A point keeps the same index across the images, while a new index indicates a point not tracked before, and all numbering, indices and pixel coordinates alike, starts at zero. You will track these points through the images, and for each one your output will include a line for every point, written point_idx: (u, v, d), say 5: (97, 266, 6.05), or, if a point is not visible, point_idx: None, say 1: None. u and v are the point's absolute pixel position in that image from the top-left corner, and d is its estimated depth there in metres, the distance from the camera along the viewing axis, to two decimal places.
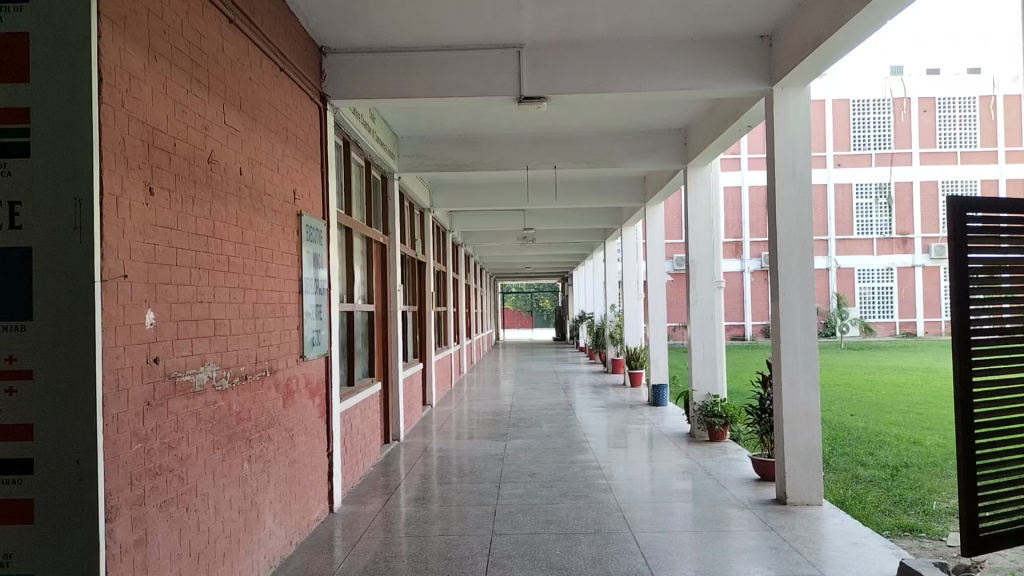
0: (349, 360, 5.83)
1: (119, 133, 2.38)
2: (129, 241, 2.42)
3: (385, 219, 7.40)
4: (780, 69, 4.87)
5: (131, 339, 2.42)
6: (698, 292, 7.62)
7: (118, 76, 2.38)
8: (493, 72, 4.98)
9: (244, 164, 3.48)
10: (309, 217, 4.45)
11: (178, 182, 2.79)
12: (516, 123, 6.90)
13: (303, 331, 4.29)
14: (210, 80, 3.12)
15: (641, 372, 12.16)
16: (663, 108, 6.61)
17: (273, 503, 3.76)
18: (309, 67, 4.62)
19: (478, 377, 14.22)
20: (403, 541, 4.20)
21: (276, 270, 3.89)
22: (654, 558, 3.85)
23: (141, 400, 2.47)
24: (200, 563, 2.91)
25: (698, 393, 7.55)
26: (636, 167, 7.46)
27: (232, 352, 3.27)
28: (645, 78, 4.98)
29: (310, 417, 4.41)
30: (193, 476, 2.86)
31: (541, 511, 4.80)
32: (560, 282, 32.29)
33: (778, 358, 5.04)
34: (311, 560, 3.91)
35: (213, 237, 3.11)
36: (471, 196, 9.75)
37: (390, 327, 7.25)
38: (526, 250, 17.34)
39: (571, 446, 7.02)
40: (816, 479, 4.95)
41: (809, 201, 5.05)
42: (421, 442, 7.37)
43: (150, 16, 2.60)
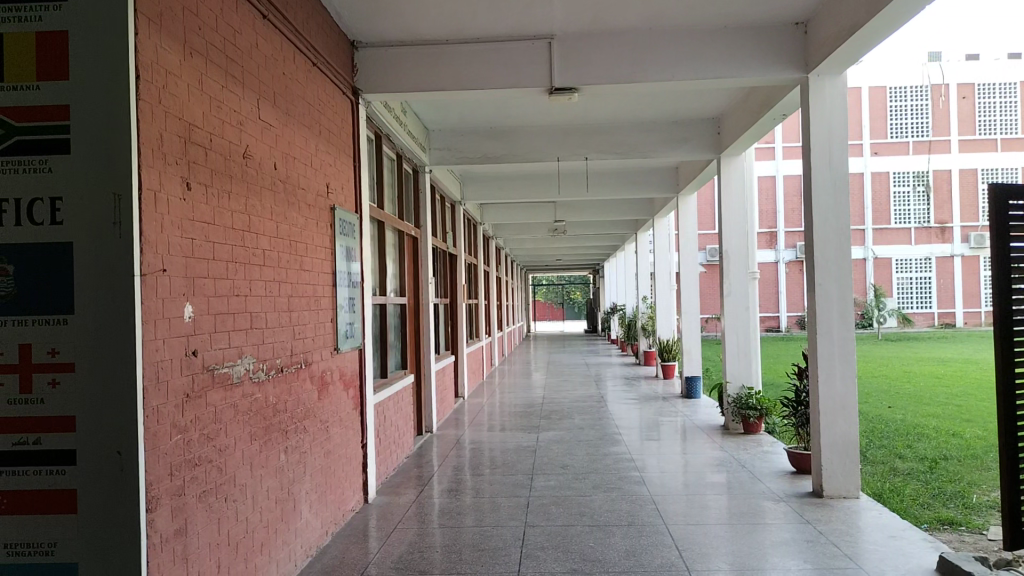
0: (382, 353, 5.86)
1: (156, 129, 2.41)
2: (167, 236, 2.45)
3: (417, 211, 7.42)
4: (816, 57, 4.79)
5: (170, 332, 2.46)
6: (732, 283, 7.53)
7: (155, 73, 2.41)
8: (524, 64, 4.97)
9: (278, 159, 3.51)
10: (342, 211, 4.49)
11: (214, 177, 2.83)
12: (547, 114, 6.88)
13: (337, 323, 4.33)
14: (244, 77, 3.15)
15: (673, 364, 12.10)
16: (696, 97, 6.55)
17: (309, 494, 3.80)
18: (341, 62, 4.65)
19: (511, 369, 14.25)
20: (437, 532, 4.23)
21: (311, 263, 3.92)
22: (689, 550, 3.84)
23: (181, 391, 2.52)
24: (239, 552, 2.95)
25: (732, 385, 7.48)
26: (668, 158, 7.40)
27: (268, 345, 3.31)
28: (677, 68, 4.94)
29: (345, 409, 4.45)
30: (232, 466, 2.90)
31: (574, 503, 4.80)
32: (592, 274, 32.25)
33: (814, 349, 4.98)
34: (347, 551, 3.95)
35: (249, 232, 3.15)
36: (503, 189, 9.73)
37: (422, 320, 7.28)
38: (558, 242, 17.31)
39: (603, 439, 7.01)
40: (854, 472, 4.89)
41: (847, 190, 4.97)
42: (453, 434, 7.41)
43: (185, 13, 2.63)
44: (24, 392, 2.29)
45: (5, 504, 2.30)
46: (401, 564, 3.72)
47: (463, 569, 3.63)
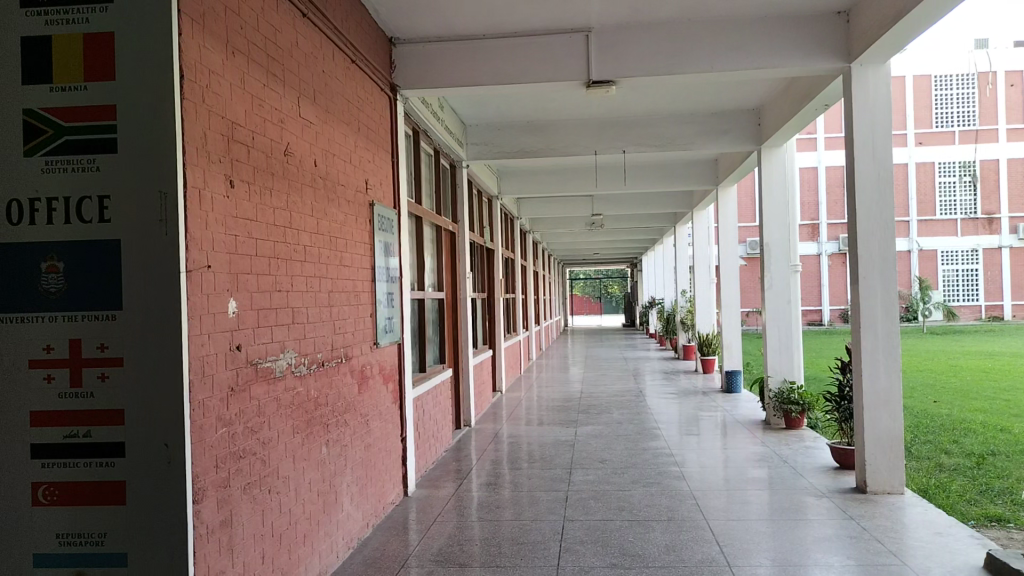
0: (420, 348, 5.90)
1: (200, 128, 2.45)
2: (211, 233, 2.50)
3: (455, 206, 7.43)
4: (859, 46, 4.71)
5: (215, 327, 2.50)
6: (774, 277, 7.42)
7: (198, 72, 2.45)
8: (561, 57, 4.95)
9: (318, 155, 3.55)
10: (381, 206, 4.52)
11: (257, 175, 2.87)
12: (585, 108, 6.85)
13: (376, 318, 4.37)
14: (285, 75, 3.19)
15: (713, 359, 12.00)
16: (735, 88, 6.47)
17: (350, 486, 3.85)
18: (380, 59, 4.69)
19: (549, 364, 14.24)
20: (476, 525, 4.25)
21: (350, 259, 3.96)
22: (729, 546, 3.81)
23: (226, 385, 2.56)
24: (282, 543, 3.00)
25: (774, 379, 7.40)
26: (707, 150, 7.33)
27: (310, 339, 3.36)
28: (716, 59, 4.89)
29: (385, 402, 4.50)
30: (275, 459, 2.95)
31: (613, 497, 4.80)
32: (630, 268, 32.08)
33: (858, 343, 4.91)
34: (387, 543, 3.99)
35: (291, 228, 3.19)
36: (540, 184, 9.72)
37: (460, 315, 7.32)
38: (595, 236, 17.23)
39: (642, 433, 6.98)
40: (898, 467, 4.82)
41: (890, 180, 4.88)
42: (492, 428, 7.44)
43: (227, 13, 2.67)
44: (74, 386, 2.33)
45: (57, 495, 2.35)
46: (441, 557, 3.75)
47: (502, 563, 3.65)
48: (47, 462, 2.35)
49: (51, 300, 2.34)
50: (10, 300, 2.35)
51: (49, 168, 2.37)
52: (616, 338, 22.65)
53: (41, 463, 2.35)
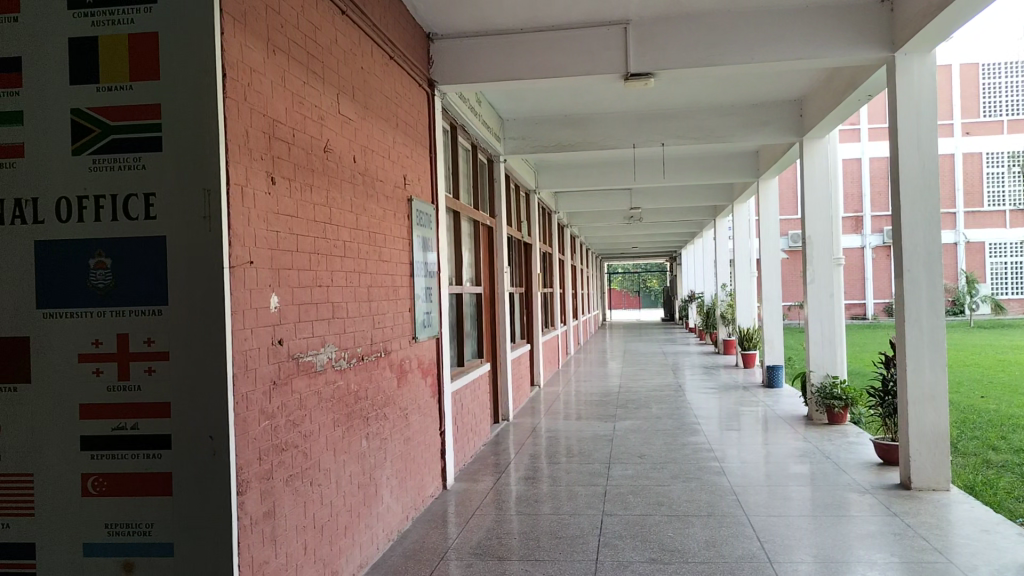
0: (458, 342, 5.93)
1: (242, 126, 2.50)
2: (253, 229, 2.54)
3: (493, 201, 7.43)
4: (904, 35, 4.62)
5: (257, 321, 2.55)
6: (816, 270, 7.32)
7: (240, 70, 2.49)
8: (599, 51, 4.93)
9: (357, 152, 3.58)
10: (419, 202, 4.55)
11: (297, 172, 2.91)
12: (623, 101, 6.82)
13: (415, 313, 4.40)
14: (325, 73, 3.22)
15: (754, 353, 11.88)
16: (776, 79, 6.38)
17: (390, 479, 3.89)
18: (417, 55, 4.70)
19: (586, 358, 14.21)
20: (514, 519, 4.26)
21: (389, 254, 3.99)
22: (770, 542, 3.78)
23: (268, 378, 2.61)
24: (324, 535, 3.05)
25: (816, 374, 7.31)
26: (747, 142, 7.25)
27: (350, 334, 3.40)
28: (756, 50, 4.83)
29: (424, 396, 4.53)
30: (316, 452, 2.99)
31: (652, 492, 4.78)
32: (670, 261, 31.85)
33: (902, 337, 4.83)
34: (427, 535, 4.02)
35: (331, 224, 3.23)
36: (579, 178, 9.69)
37: (498, 310, 7.33)
38: (633, 229, 17.13)
39: (682, 428, 6.94)
40: (944, 463, 4.73)
41: (937, 172, 4.77)
42: (530, 423, 7.45)
43: (269, 12, 2.71)
44: (122, 379, 2.39)
45: (106, 486, 2.40)
46: (481, 550, 3.77)
47: (541, 557, 3.65)
48: (95, 455, 2.40)
49: (100, 295, 2.40)
50: (61, 296, 2.41)
51: (96, 166, 2.42)
52: (646, 338, 19.89)
53: (90, 454, 2.40)
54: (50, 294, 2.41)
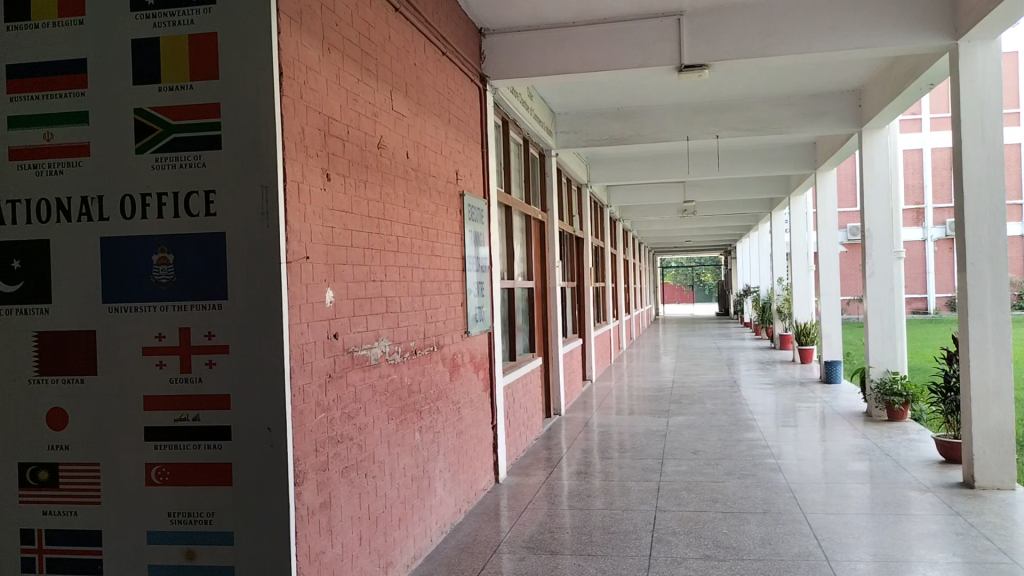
0: (510, 337, 5.95)
1: (299, 123, 2.55)
2: (309, 225, 2.59)
3: (544, 195, 7.41)
4: (968, 21, 4.48)
5: (314, 316, 2.60)
6: (875, 263, 7.15)
7: (296, 69, 2.53)
8: (653, 43, 4.89)
9: (410, 147, 3.61)
10: (471, 197, 4.57)
11: (352, 168, 2.95)
12: (677, 93, 6.75)
13: (467, 308, 4.42)
14: (378, 69, 3.25)
15: (811, 349, 11.67)
16: (834, 69, 6.25)
17: (443, 472, 3.92)
18: (470, 51, 4.73)
19: (638, 353, 14.09)
20: (566, 514, 4.26)
21: (442, 249, 4.02)
22: (827, 540, 3.71)
23: (324, 371, 2.66)
24: (379, 526, 3.09)
25: (875, 369, 7.15)
26: (803, 134, 7.12)
27: (403, 328, 3.43)
28: (813, 40, 4.74)
29: (476, 390, 4.56)
30: (371, 444, 3.03)
31: (706, 488, 4.74)
32: (723, 255, 31.43)
33: (966, 333, 4.69)
34: (479, 528, 4.04)
35: (384, 220, 3.26)
36: (631, 171, 9.62)
37: (550, 304, 7.33)
38: (686, 223, 16.96)
39: (737, 424, 6.86)
40: (1009, 462, 4.59)
41: (1003, 163, 4.63)
42: (582, 417, 7.44)
43: (323, 10, 2.74)
44: (184, 371, 2.45)
45: (169, 476, 2.47)
46: (533, 544, 3.78)
47: (594, 551, 3.65)
48: (159, 445, 2.47)
49: (162, 290, 2.47)
50: (124, 292, 2.49)
51: (158, 165, 2.48)
52: (698, 338, 17.80)
53: (153, 445, 2.47)
54: (114, 289, 2.49)
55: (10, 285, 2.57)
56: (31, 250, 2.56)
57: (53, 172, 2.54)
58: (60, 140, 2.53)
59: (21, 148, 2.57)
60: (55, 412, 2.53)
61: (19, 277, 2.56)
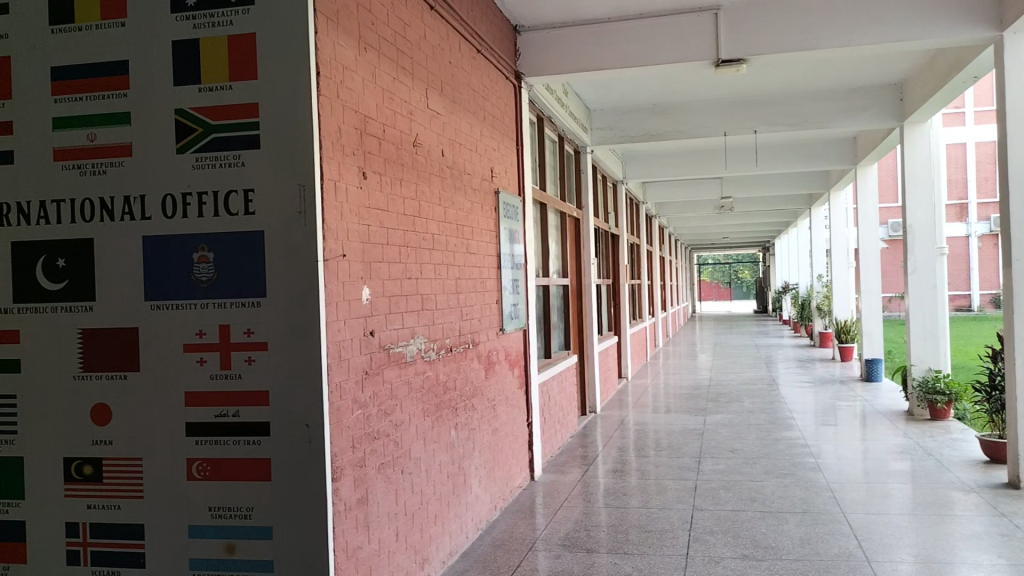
0: (545, 334, 5.94)
1: (336, 122, 2.57)
2: (346, 223, 2.62)
3: (579, 191, 7.37)
4: (1013, 12, 4.38)
5: (351, 313, 2.63)
6: (917, 261, 7.04)
7: (333, 69, 2.56)
8: (690, 37, 4.85)
9: (446, 146, 3.62)
10: (506, 194, 4.58)
11: (388, 166, 2.97)
12: (714, 88, 6.68)
13: (502, 305, 4.43)
14: (414, 68, 3.27)
15: (852, 346, 11.48)
16: (875, 62, 6.14)
17: (479, 468, 3.94)
18: (505, 49, 4.74)
19: (675, 351, 14.00)
20: (602, 512, 4.25)
21: (477, 246, 4.04)
22: (868, 541, 3.66)
23: (361, 368, 2.68)
24: (415, 522, 3.11)
25: (917, 368, 7.03)
26: (843, 128, 7.01)
27: (438, 325, 3.44)
28: (853, 33, 4.66)
29: (511, 387, 4.56)
30: (407, 440, 3.05)
31: (744, 487, 4.69)
32: (761, 251, 31.09)
33: (1011, 331, 4.59)
34: (515, 525, 4.05)
35: (419, 218, 3.27)
36: (668, 167, 9.55)
37: (585, 301, 7.30)
38: (724, 219, 16.78)
39: (776, 422, 6.78)
40: None
41: None
42: (618, 415, 7.41)
43: (360, 9, 2.76)
44: (224, 368, 2.49)
45: (209, 471, 2.50)
46: (569, 541, 3.78)
47: (630, 550, 3.64)
48: (200, 440, 2.51)
49: (203, 288, 2.50)
50: (166, 289, 2.53)
51: (198, 164, 2.51)
52: (733, 338, 16.87)
53: (195, 440, 2.51)
54: (157, 287, 2.54)
55: (55, 284, 2.62)
56: (76, 249, 2.61)
57: (96, 172, 2.59)
58: (103, 140, 2.57)
59: (66, 149, 2.62)
60: (99, 408, 2.58)
61: (65, 275, 2.61)
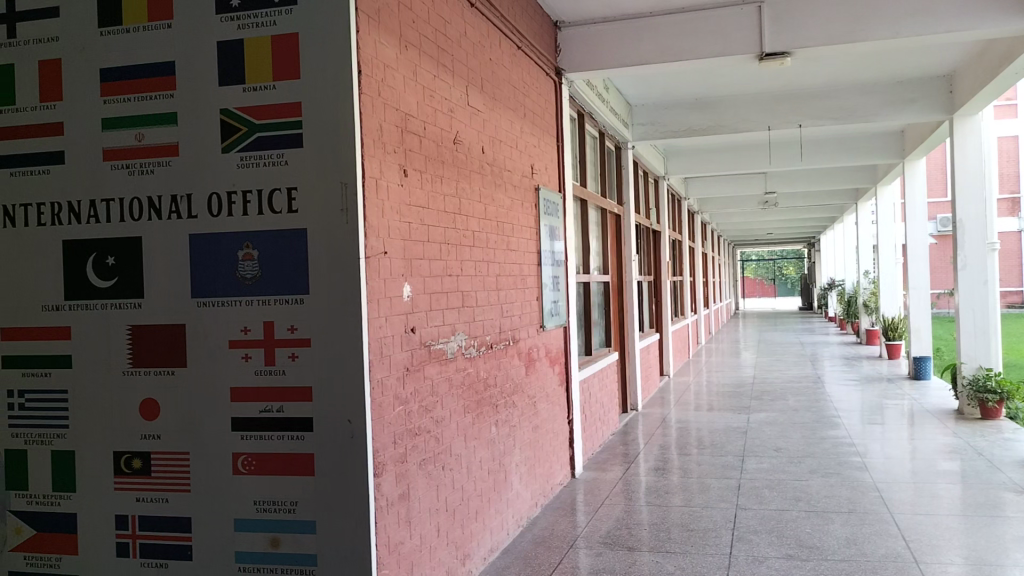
0: (586, 331, 5.92)
1: (377, 120, 2.59)
2: (387, 221, 2.63)
3: (620, 187, 7.31)
4: None
5: (391, 310, 2.64)
6: (968, 255, 6.83)
7: (374, 67, 2.57)
8: (732, 31, 4.79)
9: (486, 142, 3.62)
10: (547, 191, 4.58)
11: (428, 163, 2.98)
12: (758, 82, 6.60)
13: (543, 302, 4.42)
14: (455, 65, 3.28)
15: (899, 344, 11.25)
16: (923, 54, 6.00)
17: (520, 465, 3.94)
18: (546, 45, 4.72)
19: (718, 348, 13.86)
20: (644, 510, 4.23)
21: (517, 243, 4.03)
22: (917, 541, 3.59)
23: (402, 365, 2.70)
24: (456, 518, 3.12)
25: (967, 366, 6.86)
26: (891, 122, 6.87)
27: (479, 322, 3.45)
28: (900, 24, 4.57)
29: (552, 384, 4.56)
30: (448, 437, 3.06)
31: (789, 487, 4.63)
32: (807, 247, 30.65)
33: None
34: (556, 523, 4.05)
35: (460, 215, 3.28)
36: (710, 162, 9.46)
37: (626, 298, 7.26)
38: (768, 215, 16.55)
39: (821, 421, 6.67)
40: None
41: None
42: (659, 413, 7.36)
43: (401, 8, 2.77)
44: (269, 364, 2.52)
45: (254, 466, 2.54)
46: (610, 539, 3.76)
47: (672, 548, 3.61)
48: (245, 435, 2.55)
49: (248, 285, 2.54)
50: (212, 287, 2.57)
51: (243, 163, 2.55)
52: (779, 338, 15.98)
53: (240, 435, 2.55)
54: (203, 285, 2.58)
55: (105, 281, 2.68)
56: (124, 247, 2.66)
57: (144, 172, 2.64)
58: (151, 141, 2.62)
59: (114, 149, 2.67)
60: (148, 403, 2.64)
61: (115, 273, 2.67)
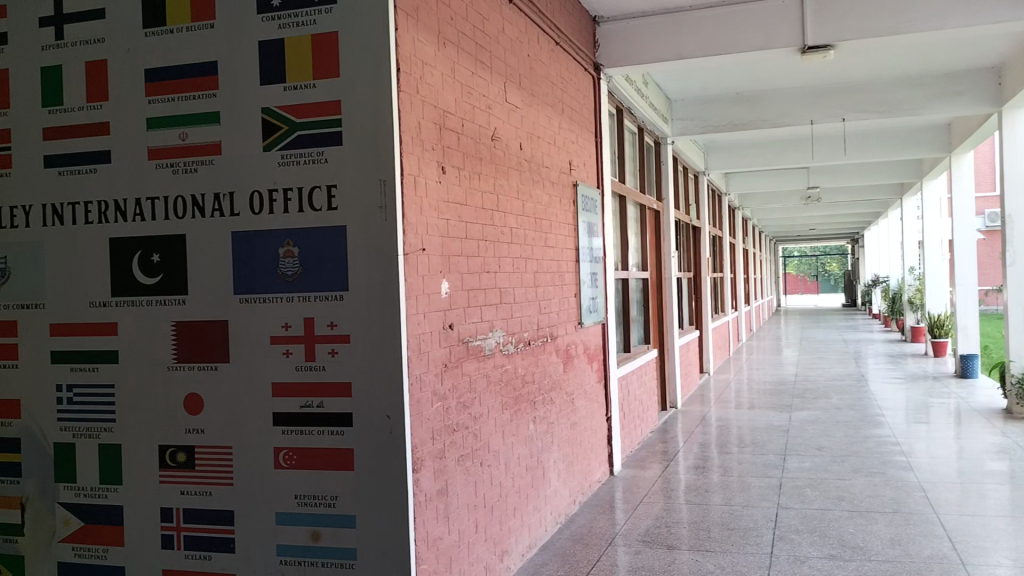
0: (625, 328, 5.89)
1: (415, 117, 2.60)
2: (425, 218, 2.64)
3: (659, 183, 7.25)
4: None
5: (429, 306, 2.65)
6: (1018, 251, 6.65)
7: (412, 64, 2.58)
8: (774, 24, 4.72)
9: (524, 139, 3.62)
10: (585, 187, 4.56)
11: (466, 160, 2.98)
12: (800, 75, 6.50)
13: (581, 299, 4.41)
14: (493, 61, 3.28)
15: (946, 342, 11.01)
16: (972, 45, 5.87)
17: (558, 462, 3.93)
18: (584, 39, 4.70)
19: (759, 346, 13.69)
20: (683, 508, 4.20)
21: (555, 239, 4.02)
22: (964, 543, 3.51)
23: (440, 361, 2.71)
24: (494, 514, 3.13)
25: (1017, 365, 6.69)
26: (938, 114, 6.72)
27: (516, 319, 3.45)
28: (947, 15, 4.48)
29: (590, 381, 4.54)
30: (486, 433, 3.07)
31: (832, 486, 4.55)
32: (851, 244, 30.17)
33: None
34: (594, 520, 4.03)
35: (498, 211, 3.28)
36: (750, 157, 9.33)
37: (665, 295, 7.20)
38: (811, 210, 16.30)
39: (864, 420, 6.56)
40: None
41: None
42: (699, 410, 7.29)
43: (439, 5, 2.78)
44: (309, 359, 2.55)
45: (295, 460, 2.57)
46: (648, 538, 3.74)
47: (711, 547, 3.57)
48: (286, 429, 2.58)
49: (288, 282, 2.57)
50: (253, 283, 2.60)
51: (284, 161, 2.58)
52: (821, 335, 15.74)
53: (281, 430, 2.58)
54: (245, 281, 2.62)
55: (150, 278, 2.73)
56: (169, 245, 2.71)
57: (188, 170, 2.68)
58: (194, 140, 2.66)
59: (158, 148, 2.71)
60: (192, 397, 2.68)
61: (159, 270, 2.72)
